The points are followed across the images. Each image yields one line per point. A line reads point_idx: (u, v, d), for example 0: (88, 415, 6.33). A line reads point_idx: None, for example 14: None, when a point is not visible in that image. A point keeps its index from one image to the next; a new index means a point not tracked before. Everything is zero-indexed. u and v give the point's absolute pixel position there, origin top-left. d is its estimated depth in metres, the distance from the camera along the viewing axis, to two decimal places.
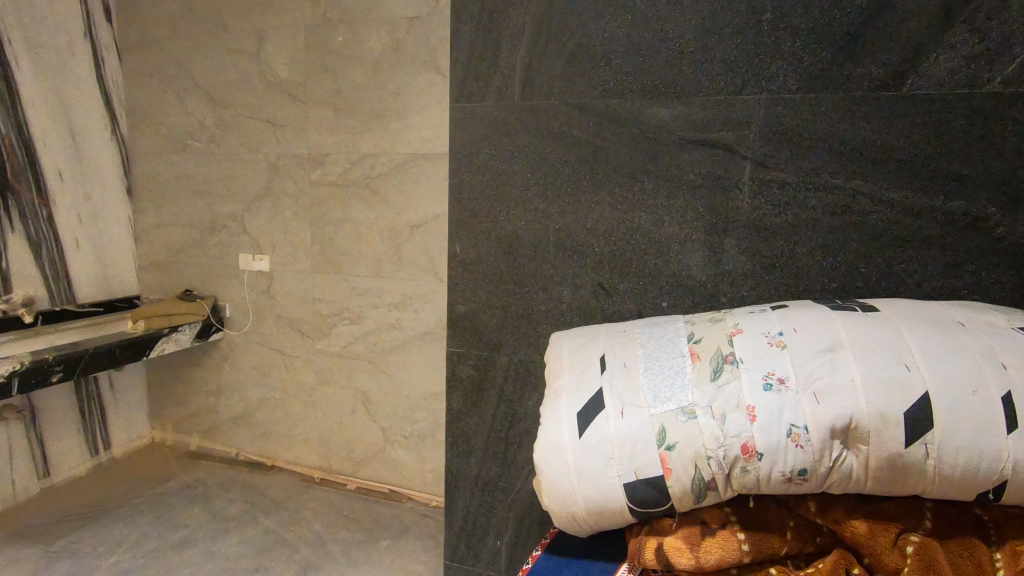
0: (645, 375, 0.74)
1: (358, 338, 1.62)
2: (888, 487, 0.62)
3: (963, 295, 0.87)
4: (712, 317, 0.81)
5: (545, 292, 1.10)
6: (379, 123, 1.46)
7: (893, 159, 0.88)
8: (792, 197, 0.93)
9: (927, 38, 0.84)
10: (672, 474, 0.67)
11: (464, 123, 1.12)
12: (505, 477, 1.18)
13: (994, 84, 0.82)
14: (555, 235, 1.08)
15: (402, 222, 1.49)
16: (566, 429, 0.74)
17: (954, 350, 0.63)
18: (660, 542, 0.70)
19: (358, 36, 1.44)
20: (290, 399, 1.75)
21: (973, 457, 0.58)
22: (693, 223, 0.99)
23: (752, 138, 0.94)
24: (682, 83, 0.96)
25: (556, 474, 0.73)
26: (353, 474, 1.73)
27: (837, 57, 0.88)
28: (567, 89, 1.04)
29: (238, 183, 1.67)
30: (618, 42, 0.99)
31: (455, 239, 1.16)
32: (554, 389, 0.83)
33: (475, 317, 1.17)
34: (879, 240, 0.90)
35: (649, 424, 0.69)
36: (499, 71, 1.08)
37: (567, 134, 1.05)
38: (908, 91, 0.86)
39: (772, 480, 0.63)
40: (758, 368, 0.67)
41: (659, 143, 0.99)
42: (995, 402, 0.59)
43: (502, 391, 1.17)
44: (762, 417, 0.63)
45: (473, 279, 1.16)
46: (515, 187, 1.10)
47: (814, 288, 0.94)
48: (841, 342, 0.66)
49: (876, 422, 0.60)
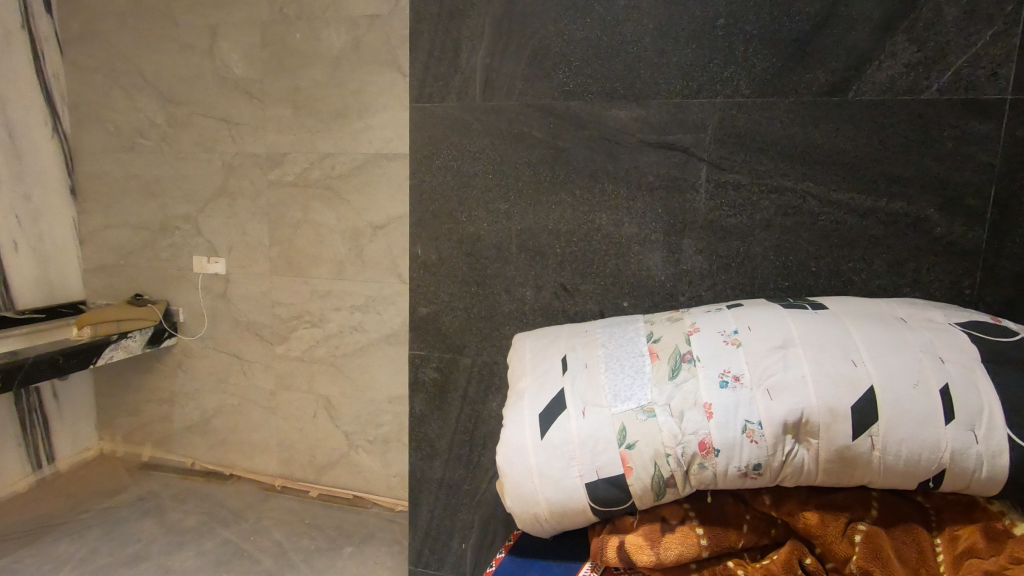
0: (606, 375, 0.75)
1: (320, 342, 1.59)
2: (838, 479, 0.64)
3: (906, 292, 0.91)
4: (670, 316, 0.82)
5: (508, 293, 1.10)
6: (340, 122, 1.43)
7: (841, 162, 0.91)
8: (747, 198, 0.96)
9: (870, 46, 0.88)
10: (633, 472, 0.68)
11: (426, 124, 1.11)
12: (470, 480, 1.18)
13: (932, 91, 0.86)
14: (517, 235, 1.08)
15: (363, 223, 1.46)
16: (529, 430, 0.74)
17: (897, 345, 0.65)
18: (622, 540, 0.71)
19: (317, 33, 1.41)
20: (248, 406, 1.70)
21: (915, 447, 0.60)
22: (652, 224, 1.01)
23: (709, 140, 0.96)
24: (640, 87, 0.98)
25: (519, 476, 0.73)
26: (316, 482, 1.69)
27: (787, 63, 0.91)
28: (527, 90, 1.04)
29: (192, 183, 1.61)
30: (577, 44, 1.00)
31: (417, 240, 1.14)
32: (517, 390, 0.83)
33: (438, 319, 1.16)
34: (828, 241, 0.93)
35: (610, 424, 0.70)
36: (460, 71, 1.07)
37: (528, 136, 1.05)
38: (853, 96, 0.89)
39: (728, 476, 0.65)
40: (715, 366, 0.68)
41: (618, 145, 1.00)
42: (934, 394, 0.61)
43: (465, 393, 1.16)
44: (719, 414, 0.65)
45: (435, 280, 1.15)
46: (477, 188, 1.09)
47: (768, 287, 0.97)
48: (793, 339, 0.68)
49: (826, 416, 0.62)
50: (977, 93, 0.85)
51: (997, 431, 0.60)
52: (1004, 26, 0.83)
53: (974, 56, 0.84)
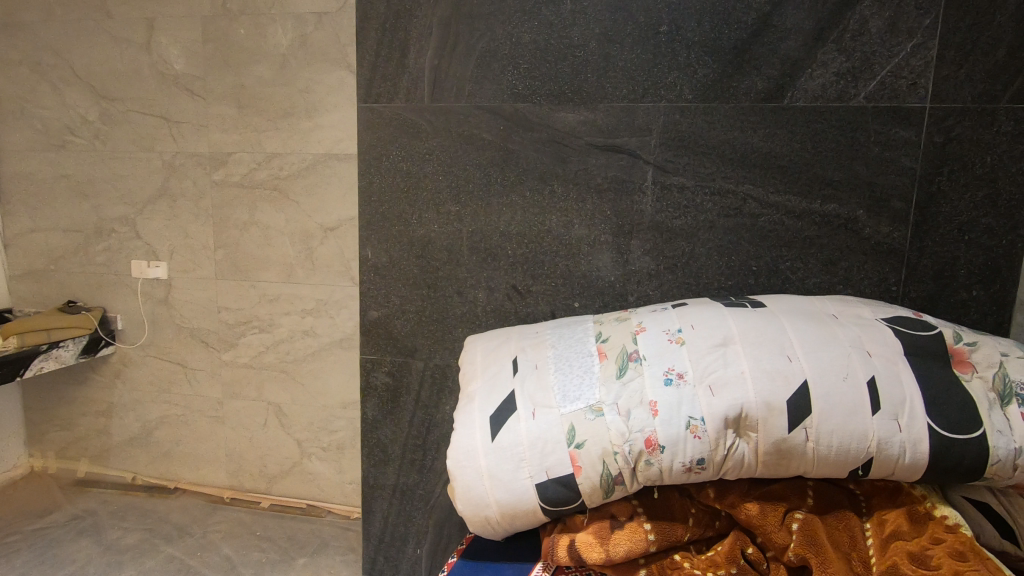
0: (555, 376, 0.75)
1: (268, 348, 1.53)
2: (776, 471, 0.66)
3: (838, 289, 0.96)
4: (618, 316, 0.84)
5: (460, 295, 1.10)
6: (288, 121, 1.38)
7: (778, 166, 0.95)
8: (691, 200, 0.99)
9: (803, 54, 0.92)
10: (581, 471, 0.68)
11: (374, 124, 1.09)
12: (424, 484, 1.17)
13: (859, 99, 0.91)
14: (468, 237, 1.08)
15: (314, 224, 1.42)
16: (479, 433, 0.74)
17: (828, 341, 0.69)
18: (572, 539, 0.72)
19: (263, 29, 1.36)
20: (192, 416, 1.63)
21: (846, 438, 0.63)
22: (601, 225, 1.02)
23: (654, 144, 0.98)
24: (587, 90, 0.99)
25: (469, 479, 0.73)
26: (267, 492, 1.62)
27: (726, 70, 0.94)
28: (476, 91, 1.04)
29: (129, 183, 1.53)
30: (525, 47, 1.01)
31: (366, 242, 1.12)
32: (467, 393, 0.82)
33: (389, 323, 1.14)
34: (767, 241, 0.97)
35: (559, 424, 0.70)
36: (408, 71, 1.06)
37: (478, 137, 1.05)
38: (788, 102, 0.93)
39: (673, 471, 0.66)
40: (659, 364, 0.70)
41: (567, 146, 1.01)
42: (862, 386, 0.65)
43: (418, 396, 1.15)
44: (663, 411, 0.66)
45: (386, 283, 1.13)
46: (427, 190, 1.08)
47: (712, 285, 1.00)
48: (732, 337, 0.70)
49: (763, 410, 0.64)
50: (899, 102, 0.90)
51: (918, 419, 0.63)
52: (923, 39, 0.88)
53: (896, 66, 0.89)
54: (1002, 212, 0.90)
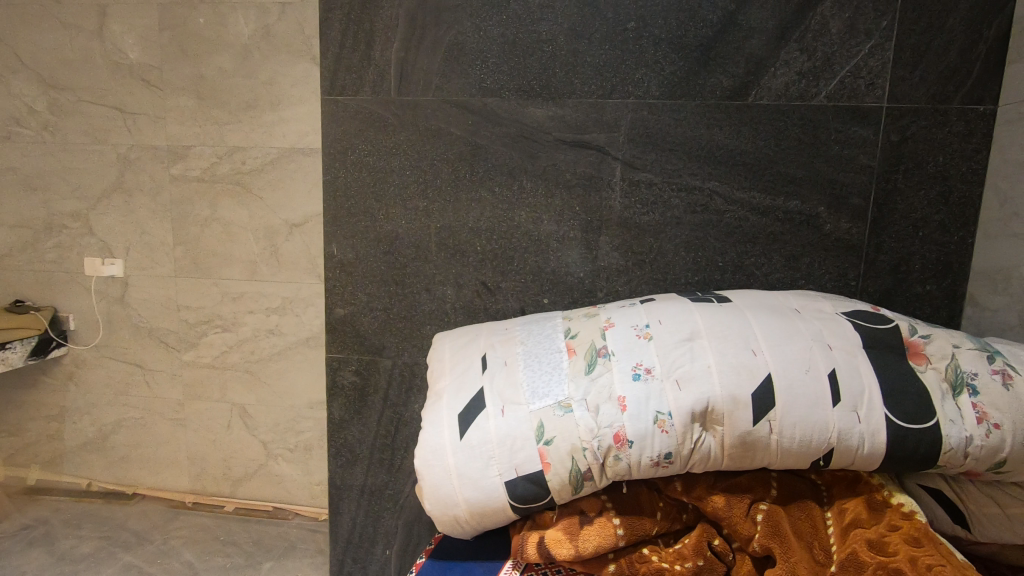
0: (524, 373, 0.75)
1: (231, 348, 1.48)
2: (741, 463, 0.67)
3: (800, 284, 0.98)
4: (587, 312, 0.84)
5: (428, 291, 1.08)
6: (250, 113, 1.34)
7: (743, 163, 0.96)
8: (659, 196, 0.99)
9: (767, 53, 0.93)
10: (551, 468, 0.68)
11: (339, 118, 1.06)
12: (393, 484, 1.15)
13: (820, 98, 0.93)
14: (436, 234, 1.06)
15: (278, 220, 1.37)
16: (447, 432, 0.73)
17: (791, 335, 0.70)
18: (542, 536, 0.72)
19: (223, 18, 1.31)
20: (150, 419, 1.56)
21: (808, 430, 0.65)
22: (570, 221, 1.02)
23: (622, 140, 0.99)
24: (556, 85, 0.99)
25: (438, 478, 0.72)
26: (232, 495, 1.57)
27: (692, 67, 0.95)
28: (444, 85, 1.02)
29: (81, 177, 1.46)
30: (494, 41, 0.99)
31: (332, 239, 1.10)
32: (436, 391, 0.81)
33: (356, 321, 1.12)
34: (732, 237, 0.98)
35: (528, 421, 0.70)
36: (374, 64, 1.04)
37: (445, 132, 1.03)
38: (752, 100, 0.95)
39: (642, 466, 0.66)
40: (628, 360, 0.70)
41: (536, 142, 1.01)
42: (823, 379, 0.66)
43: (386, 395, 1.13)
44: (631, 406, 0.67)
45: (352, 280, 1.11)
46: (394, 185, 1.06)
47: (679, 281, 1.01)
48: (699, 332, 0.71)
49: (729, 404, 0.65)
50: (858, 101, 0.92)
51: (876, 410, 0.65)
52: (880, 41, 0.91)
53: (855, 67, 0.92)
54: (954, 209, 0.93)
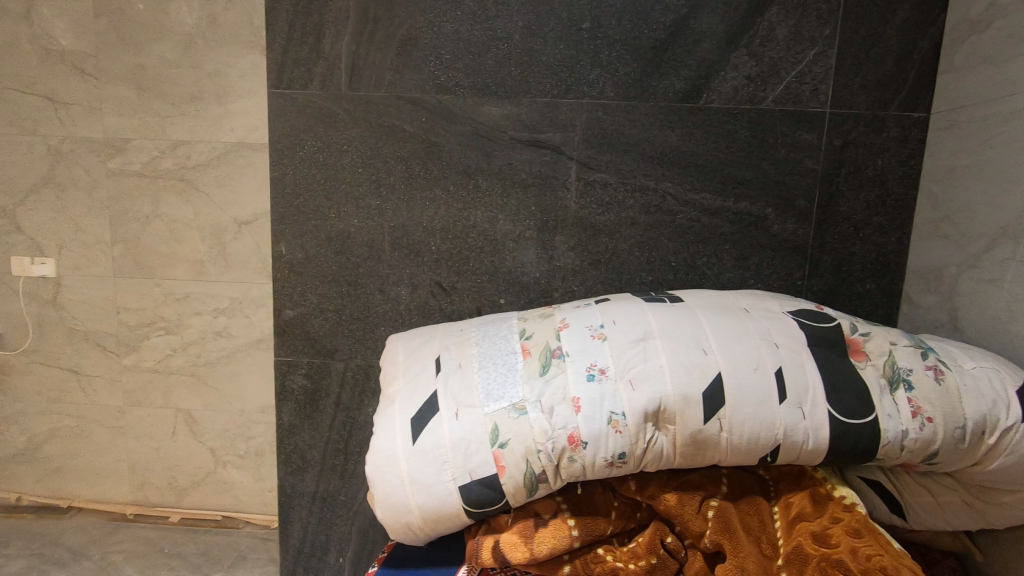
0: (479, 375, 0.74)
1: (176, 350, 1.39)
2: (692, 461, 0.68)
3: (749, 284, 1.01)
4: (542, 312, 0.83)
5: (382, 292, 1.06)
6: (194, 106, 1.25)
7: (694, 164, 0.98)
8: (613, 197, 1.00)
9: (717, 57, 0.95)
10: (505, 471, 0.67)
11: (287, 112, 1.02)
12: (346, 490, 1.12)
13: (768, 102, 0.96)
14: (390, 233, 1.04)
15: (226, 218, 1.29)
16: (400, 437, 0.71)
17: (740, 334, 0.71)
18: (497, 539, 0.71)
19: (165, 5, 1.22)
20: (89, 428, 1.45)
21: (756, 427, 0.66)
22: (526, 221, 1.02)
23: (577, 140, 0.99)
24: (511, 84, 0.98)
25: (390, 485, 0.70)
26: (178, 504, 1.48)
27: (646, 69, 0.96)
28: (397, 80, 1.00)
29: (6, 170, 1.34)
30: (447, 37, 0.98)
31: (280, 237, 1.06)
32: (388, 395, 0.79)
33: (306, 323, 1.08)
34: (685, 238, 1.00)
35: (482, 424, 0.69)
36: (323, 57, 1.00)
37: (398, 129, 1.01)
38: (703, 103, 0.96)
39: (596, 467, 0.67)
40: (582, 360, 0.70)
41: (491, 141, 1.00)
42: (770, 376, 0.68)
43: (339, 399, 1.10)
44: (586, 407, 0.67)
45: (302, 280, 1.07)
46: (346, 182, 1.03)
47: (634, 280, 1.02)
48: (652, 332, 0.72)
49: (680, 403, 0.66)
50: (803, 106, 0.95)
51: (820, 406, 0.67)
52: (823, 48, 0.94)
53: (800, 72, 0.94)
54: (891, 211, 0.97)
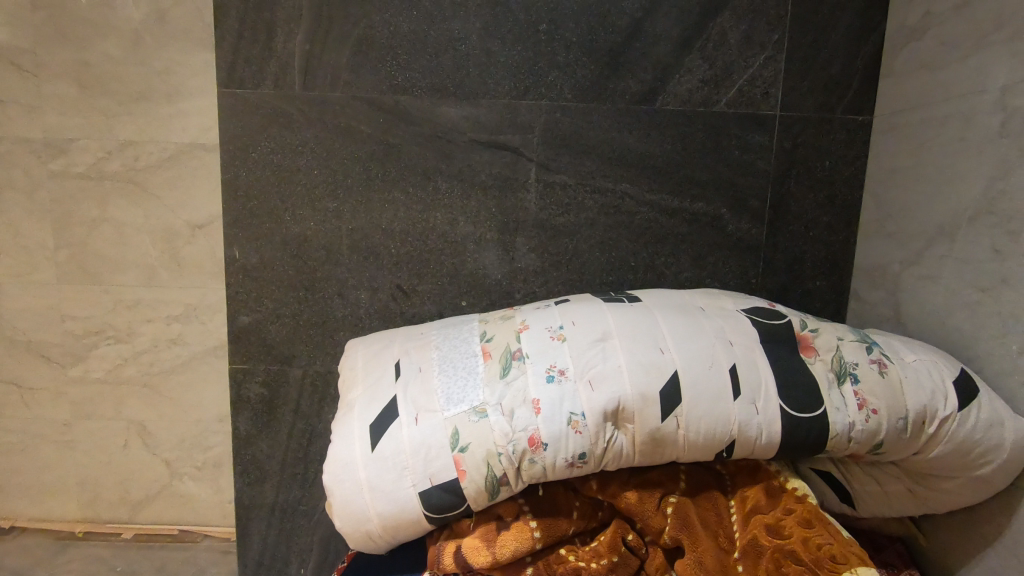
0: (439, 379, 0.73)
1: (127, 359, 1.28)
2: (651, 458, 0.69)
3: (706, 283, 1.03)
4: (503, 314, 0.83)
5: (341, 296, 1.04)
6: (141, 105, 1.15)
7: (652, 166, 0.99)
8: (572, 198, 1.01)
9: (672, 60, 0.97)
10: (466, 475, 0.67)
11: (238, 112, 1.00)
12: (307, 499, 1.10)
13: (721, 104, 0.98)
14: (348, 236, 1.02)
15: (177, 221, 1.20)
16: (359, 444, 0.70)
17: (696, 332, 0.73)
18: (459, 545, 0.71)
19: None
20: (32, 444, 1.33)
21: (712, 423, 0.67)
22: (486, 223, 1.01)
23: (536, 142, 0.99)
24: (469, 85, 0.98)
25: (348, 493, 0.69)
26: (131, 520, 1.38)
27: (603, 71, 0.97)
28: (353, 81, 0.98)
29: None
30: (404, 37, 0.97)
31: (233, 242, 1.03)
32: (347, 402, 0.77)
33: (261, 329, 1.06)
34: (643, 238, 1.01)
35: (442, 428, 0.68)
36: (276, 57, 0.98)
37: (356, 130, 0.99)
38: (660, 105, 0.98)
39: (557, 467, 0.67)
40: (542, 362, 0.71)
41: (450, 142, 0.99)
42: (725, 373, 0.69)
43: (298, 407, 1.08)
44: (546, 408, 0.67)
45: (257, 286, 1.04)
46: (301, 184, 1.01)
47: (595, 281, 1.03)
48: (610, 332, 0.72)
49: (639, 402, 0.67)
50: (754, 109, 0.98)
51: (772, 401, 0.69)
52: (773, 52, 0.96)
53: (751, 76, 0.97)
54: (839, 211, 1.01)
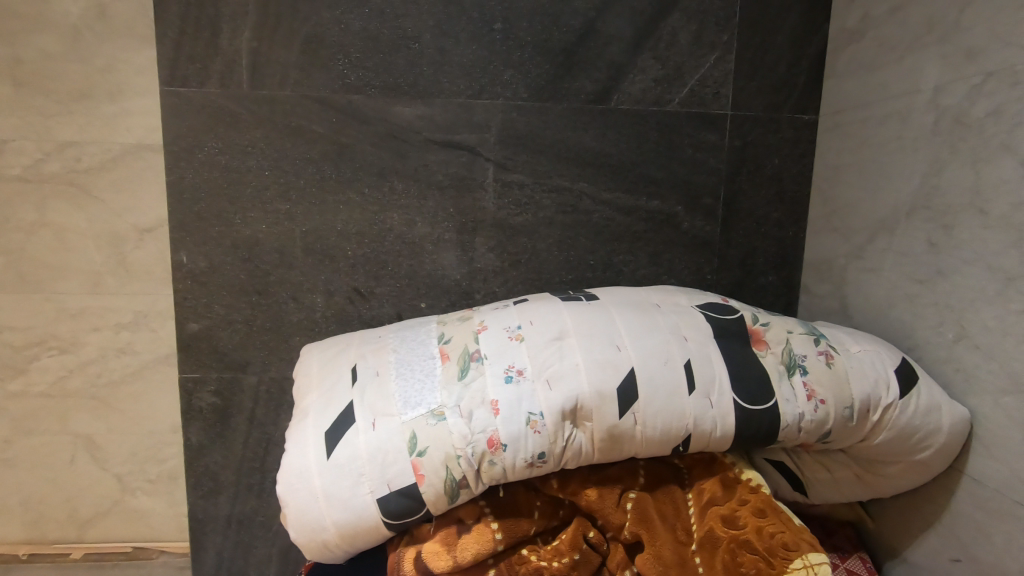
0: (396, 383, 0.72)
1: (72, 371, 1.18)
2: (610, 455, 0.70)
3: (663, 280, 1.05)
4: (461, 315, 0.82)
5: (296, 300, 1.01)
6: (82, 103, 1.07)
7: (608, 165, 1.00)
8: (530, 197, 1.01)
9: (626, 60, 0.98)
10: (424, 479, 0.66)
11: (182, 111, 0.96)
12: (265, 510, 1.07)
13: (674, 104, 0.99)
14: (302, 239, 1.00)
15: (124, 224, 1.11)
16: (313, 451, 0.68)
17: (651, 329, 0.74)
18: (419, 550, 0.70)
19: None
20: None
21: (669, 418, 0.68)
22: (444, 223, 1.00)
23: (492, 141, 0.99)
24: (423, 84, 0.96)
25: (303, 502, 0.67)
26: (80, 540, 1.26)
27: (558, 71, 0.97)
28: (303, 79, 0.95)
29: None
30: (356, 35, 0.95)
31: (179, 246, 0.99)
32: (301, 409, 0.75)
33: (212, 336, 1.02)
34: (601, 236, 1.02)
35: (399, 433, 0.67)
36: (221, 54, 0.94)
37: (307, 130, 0.97)
38: (614, 104, 0.99)
39: (516, 468, 0.67)
40: (500, 362, 0.70)
41: (405, 142, 0.98)
42: (680, 368, 0.70)
43: (253, 415, 1.05)
44: (504, 409, 0.66)
45: (207, 292, 1.01)
46: (251, 186, 0.98)
47: (554, 280, 1.03)
48: (567, 331, 0.73)
49: (597, 400, 0.67)
50: (706, 108, 1.00)
51: (726, 395, 0.70)
52: (723, 53, 0.98)
53: (702, 76, 0.99)
54: (788, 207, 1.04)
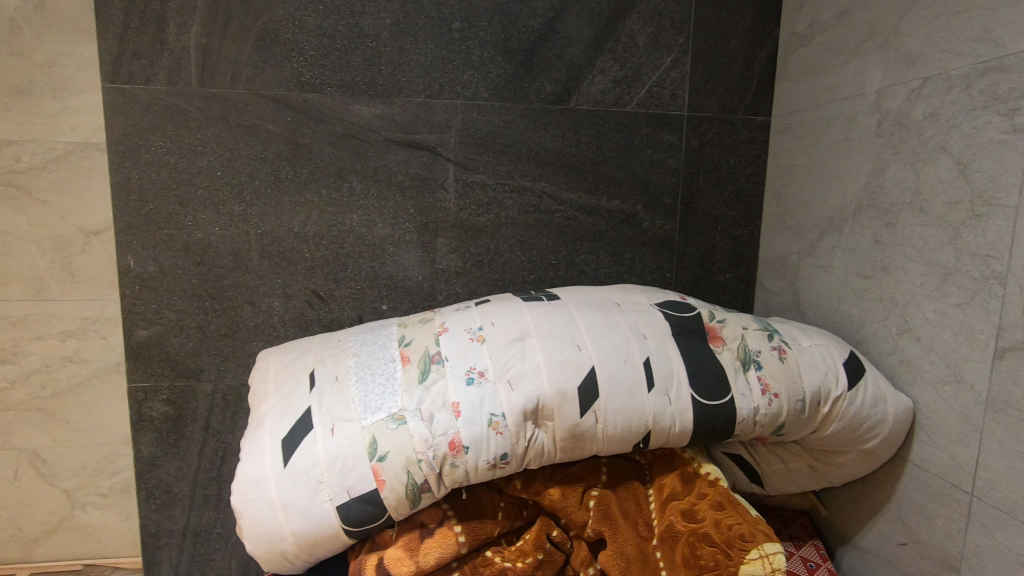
0: (355, 387, 0.71)
1: (13, 383, 1.11)
2: (573, 454, 0.70)
3: (625, 278, 1.06)
4: (422, 317, 0.81)
5: (252, 304, 0.99)
6: (20, 100, 1.01)
7: (569, 165, 1.01)
8: (491, 198, 1.00)
9: (585, 61, 0.98)
10: (385, 484, 0.65)
11: (128, 109, 0.92)
12: (222, 521, 1.04)
13: (633, 105, 1.01)
14: (257, 241, 0.97)
15: (69, 227, 1.06)
16: (270, 460, 0.67)
17: (611, 328, 0.74)
18: (382, 557, 0.69)
19: None
20: None
21: (629, 416, 0.69)
22: (405, 223, 0.99)
23: (452, 141, 0.98)
24: (381, 83, 0.95)
25: (260, 513, 0.65)
26: (24, 560, 1.20)
27: (518, 71, 0.97)
28: (257, 77, 0.93)
29: None
30: (311, 32, 0.92)
31: (126, 250, 0.95)
32: (257, 416, 0.73)
33: (163, 343, 0.98)
34: (564, 235, 1.03)
35: (359, 438, 0.66)
36: (169, 50, 0.91)
37: (262, 129, 0.94)
38: (574, 105, 0.99)
39: (479, 470, 0.66)
40: (461, 364, 0.70)
41: (364, 142, 0.96)
42: (640, 366, 0.71)
43: (208, 424, 1.01)
44: (465, 411, 0.66)
45: (157, 297, 0.97)
46: (203, 187, 0.95)
47: (517, 279, 1.03)
48: (529, 332, 0.73)
49: (558, 399, 0.67)
50: (664, 109, 1.01)
51: (684, 391, 0.71)
52: (679, 55, 1.00)
53: (660, 77, 1.00)
54: (744, 206, 1.07)
